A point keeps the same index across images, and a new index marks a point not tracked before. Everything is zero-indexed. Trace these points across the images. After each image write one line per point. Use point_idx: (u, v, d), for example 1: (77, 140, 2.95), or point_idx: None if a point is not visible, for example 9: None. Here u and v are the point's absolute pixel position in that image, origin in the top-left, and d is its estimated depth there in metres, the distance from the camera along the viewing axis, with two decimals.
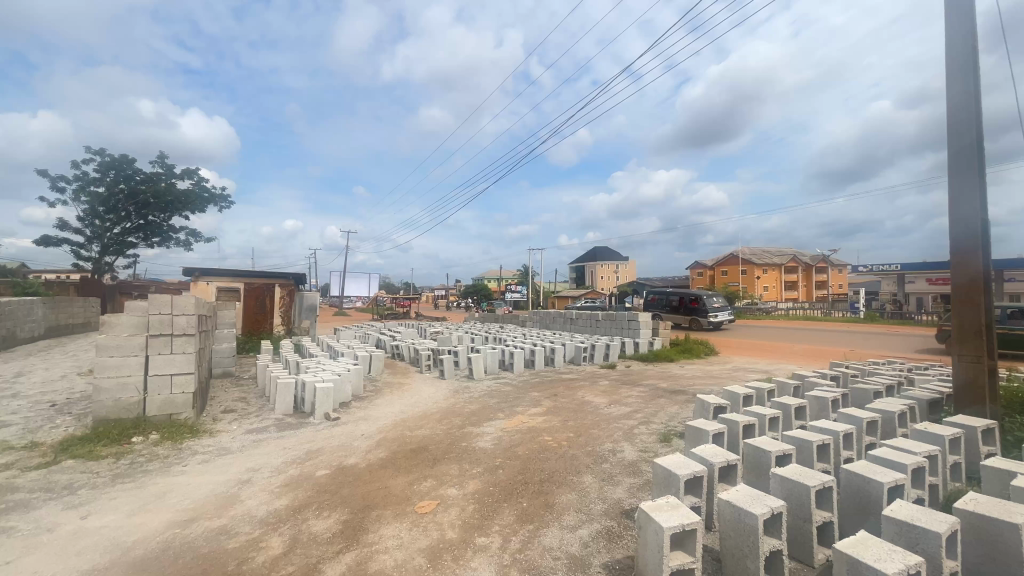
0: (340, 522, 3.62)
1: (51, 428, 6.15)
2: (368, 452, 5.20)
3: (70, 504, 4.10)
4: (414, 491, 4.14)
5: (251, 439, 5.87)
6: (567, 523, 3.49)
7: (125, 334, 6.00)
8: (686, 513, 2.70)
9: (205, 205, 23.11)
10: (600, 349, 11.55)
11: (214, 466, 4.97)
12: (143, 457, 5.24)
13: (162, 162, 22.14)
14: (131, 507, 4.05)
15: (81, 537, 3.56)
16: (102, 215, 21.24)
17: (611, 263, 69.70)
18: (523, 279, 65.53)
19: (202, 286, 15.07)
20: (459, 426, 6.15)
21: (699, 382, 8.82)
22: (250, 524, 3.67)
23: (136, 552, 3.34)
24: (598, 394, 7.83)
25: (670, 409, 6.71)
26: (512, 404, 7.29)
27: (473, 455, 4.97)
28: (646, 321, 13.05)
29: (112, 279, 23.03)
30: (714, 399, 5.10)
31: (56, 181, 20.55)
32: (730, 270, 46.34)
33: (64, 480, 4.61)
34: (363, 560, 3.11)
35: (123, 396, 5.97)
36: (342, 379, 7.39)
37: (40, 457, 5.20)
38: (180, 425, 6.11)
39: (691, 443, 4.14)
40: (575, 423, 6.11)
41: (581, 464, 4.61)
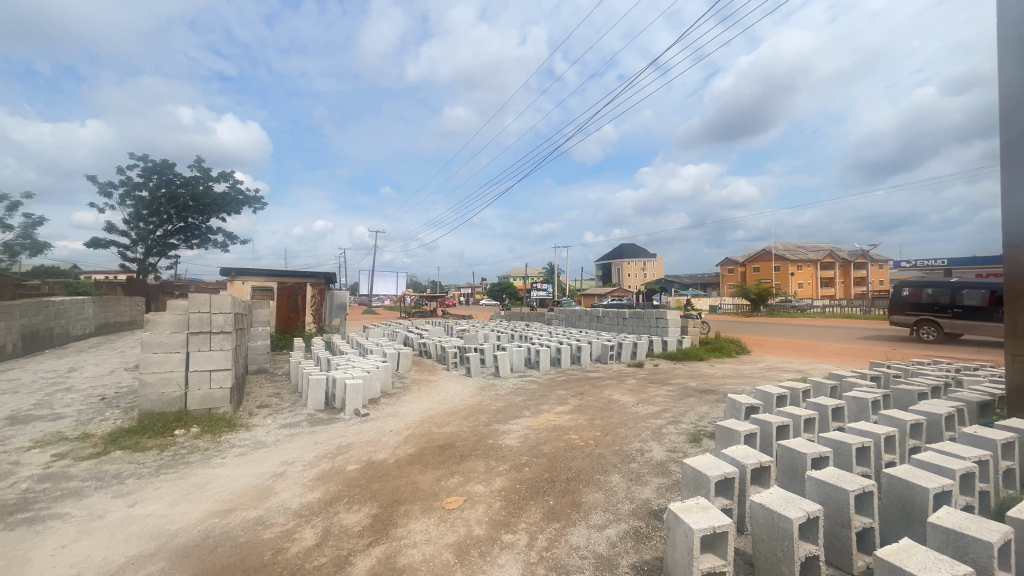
0: (370, 516, 3.70)
1: (102, 421, 6.50)
2: (396, 448, 5.29)
3: (118, 492, 4.33)
4: (441, 487, 4.18)
5: (285, 433, 6.06)
6: (593, 523, 3.46)
7: (168, 332, 6.27)
8: (716, 515, 2.65)
9: (239, 207, 23.97)
10: (628, 348, 11.40)
11: (250, 459, 5.15)
12: (184, 449, 5.47)
13: (200, 165, 23.06)
14: (174, 497, 4.24)
15: (128, 523, 3.76)
16: (146, 218, 22.23)
17: (639, 261, 68.88)
18: (548, 278, 65.34)
19: (239, 286, 15.59)
20: (485, 423, 6.19)
21: (729, 382, 8.59)
22: (283, 516, 3.79)
23: (179, 540, 3.49)
24: (625, 393, 7.74)
25: (700, 408, 6.56)
26: (539, 401, 7.28)
27: (499, 453, 5.00)
28: (674, 318, 12.78)
29: (155, 279, 24.11)
30: (746, 399, 4.96)
31: (103, 186, 21.64)
32: (763, 266, 44.91)
33: (112, 470, 4.86)
34: (392, 554, 3.16)
35: (166, 390, 6.26)
36: (372, 376, 7.54)
37: (91, 447, 5.50)
38: (219, 419, 6.36)
39: (722, 443, 4.04)
40: (602, 421, 6.05)
41: (608, 463, 4.56)
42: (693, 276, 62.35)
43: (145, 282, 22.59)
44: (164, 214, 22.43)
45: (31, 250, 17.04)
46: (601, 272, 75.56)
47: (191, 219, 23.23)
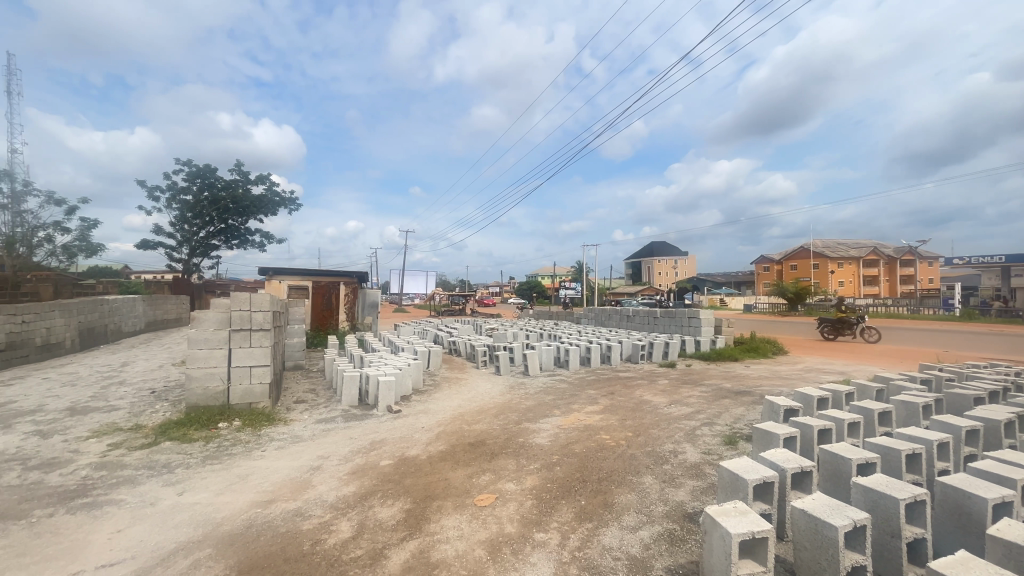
0: (404, 511, 3.77)
1: (152, 413, 6.85)
2: (429, 444, 5.37)
3: (168, 481, 4.56)
4: (473, 484, 4.22)
5: (321, 428, 6.25)
6: (626, 523, 3.43)
7: (212, 329, 6.54)
8: (756, 520, 2.58)
9: (276, 209, 24.87)
10: (660, 347, 11.22)
11: (289, 453, 5.33)
12: (227, 441, 5.72)
13: (239, 169, 24.02)
14: (219, 487, 4.44)
15: (177, 511, 3.94)
16: (190, 220, 23.26)
17: (670, 259, 67.59)
18: (576, 277, 64.97)
19: (276, 285, 16.24)
20: (516, 422, 6.21)
21: (766, 383, 8.32)
22: (321, 508, 3.91)
23: (224, 528, 3.65)
24: (657, 394, 7.61)
25: (736, 410, 6.39)
26: (569, 401, 7.25)
27: (530, 451, 5.00)
28: (708, 318, 12.46)
29: (199, 279, 25.21)
30: (784, 401, 4.79)
31: (151, 191, 22.80)
32: (801, 264, 43.28)
33: (162, 460, 5.13)
34: (425, 549, 3.22)
35: (210, 384, 6.54)
36: (404, 373, 7.67)
37: (143, 438, 5.81)
38: (259, 413, 6.61)
39: (759, 446, 3.93)
40: (634, 422, 5.97)
41: (640, 464, 4.50)
42: (727, 275, 60.79)
43: (189, 281, 23.63)
44: (207, 216, 23.41)
45: (86, 251, 18.07)
46: (631, 271, 74.57)
47: (231, 220, 24.19)
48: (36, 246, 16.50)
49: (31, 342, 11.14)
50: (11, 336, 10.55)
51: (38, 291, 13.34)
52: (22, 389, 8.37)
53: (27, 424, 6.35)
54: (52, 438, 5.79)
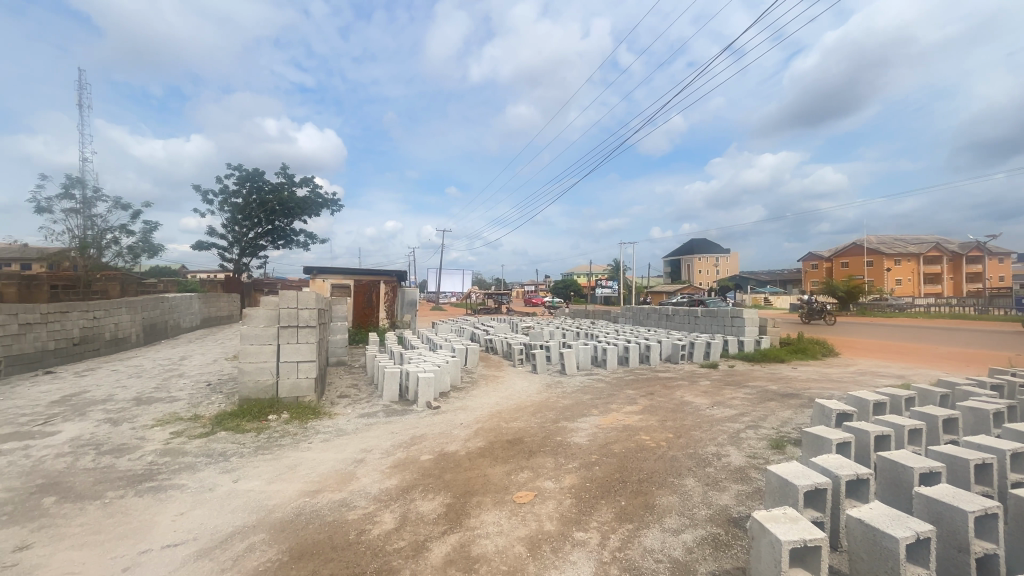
0: (445, 505, 3.84)
1: (208, 404, 7.26)
2: (468, 441, 5.44)
3: (225, 468, 4.83)
4: (511, 481, 4.25)
5: (364, 422, 6.45)
6: (668, 526, 3.37)
7: (262, 325, 6.86)
8: (807, 528, 2.48)
9: (319, 210, 25.87)
10: (701, 347, 10.91)
11: (334, 445, 5.53)
12: (277, 433, 5.99)
13: (285, 172, 25.12)
14: (270, 476, 4.66)
15: (233, 497, 4.17)
16: (240, 223, 24.45)
17: (711, 257, 65.62)
18: (613, 275, 64.08)
19: (319, 284, 16.93)
20: (553, 420, 6.20)
21: (815, 386, 7.94)
22: (365, 500, 4.04)
23: (276, 515, 3.83)
24: (698, 395, 7.41)
25: (783, 413, 6.13)
26: (607, 400, 7.17)
27: (568, 450, 4.98)
28: (752, 318, 12.00)
29: (248, 278, 26.48)
30: (837, 404, 4.57)
31: (205, 195, 24.14)
32: (853, 262, 41.07)
33: (218, 448, 5.43)
34: (466, 543, 3.27)
35: (261, 378, 6.87)
36: (442, 370, 7.80)
37: (201, 427, 6.17)
38: (305, 407, 6.88)
39: (810, 451, 3.77)
40: (675, 423, 5.84)
41: (682, 466, 4.41)
42: (773, 273, 58.34)
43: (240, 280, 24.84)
44: (256, 218, 24.55)
45: (148, 252, 19.32)
46: (670, 269, 72.83)
47: (278, 222, 25.28)
48: (106, 247, 17.81)
49: (101, 336, 12.02)
50: (84, 331, 11.40)
51: (107, 290, 14.36)
52: (95, 379, 9.08)
53: (99, 412, 6.87)
54: (121, 425, 6.24)
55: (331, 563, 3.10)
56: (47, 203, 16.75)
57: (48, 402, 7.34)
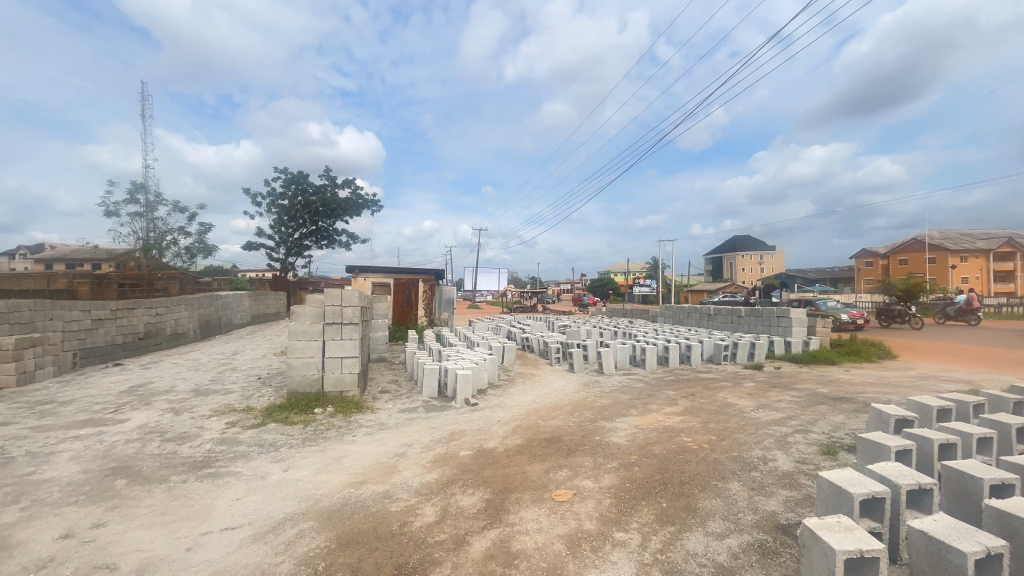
0: (484, 500, 3.89)
1: (260, 397, 7.64)
2: (506, 438, 5.48)
3: (276, 458, 5.08)
4: (550, 479, 4.26)
5: (405, 417, 6.62)
6: (712, 529, 3.29)
7: (308, 322, 7.15)
8: (865, 538, 2.36)
9: (360, 211, 26.68)
10: (745, 348, 10.55)
11: (377, 439, 5.71)
12: (323, 425, 6.24)
13: (328, 175, 26.08)
14: (318, 466, 4.87)
15: (284, 485, 4.38)
16: (286, 224, 25.49)
17: (755, 254, 63.18)
18: (651, 274, 62.76)
19: (361, 282, 17.46)
20: (591, 419, 6.16)
21: (870, 390, 7.52)
22: (407, 492, 4.15)
23: (324, 504, 4.00)
24: (742, 397, 7.18)
25: (835, 418, 5.84)
26: (647, 401, 7.05)
27: (607, 450, 4.94)
28: (800, 318, 11.48)
29: (294, 276, 27.57)
30: (896, 410, 4.33)
31: (255, 197, 25.36)
32: (913, 259, 38.70)
33: (270, 439, 5.71)
34: (506, 538, 3.30)
35: (307, 372, 7.16)
36: (480, 367, 7.90)
37: (253, 419, 6.50)
38: (349, 401, 7.12)
39: (866, 458, 3.59)
40: (718, 425, 5.69)
41: (726, 469, 4.29)
42: (822, 271, 55.56)
43: (286, 279, 25.92)
44: (301, 219, 25.56)
45: (203, 252, 20.49)
46: (711, 266, 70.66)
47: (321, 222, 26.20)
48: (166, 248, 19.07)
49: (162, 331, 12.85)
50: (148, 326, 12.23)
51: (167, 288, 15.35)
52: (159, 372, 9.73)
53: (163, 402, 7.37)
54: (182, 415, 6.68)
55: (376, 552, 3.21)
56: (115, 207, 18.11)
57: (118, 392, 7.92)
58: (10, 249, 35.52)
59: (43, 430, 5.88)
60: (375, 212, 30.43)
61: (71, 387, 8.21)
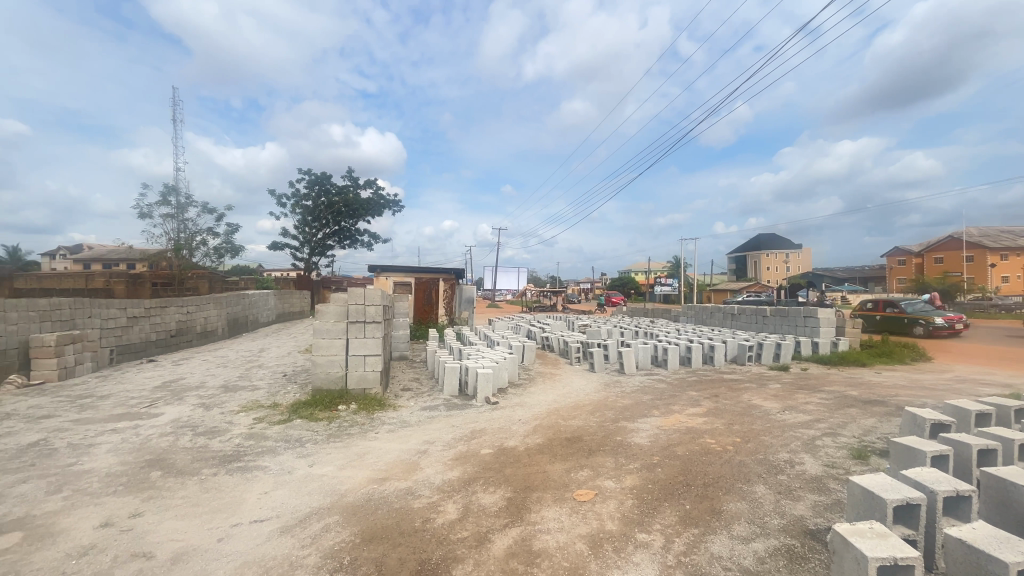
0: (505, 499, 3.91)
1: (286, 393, 7.82)
2: (526, 437, 5.49)
3: (301, 453, 5.19)
4: (571, 478, 4.25)
5: (426, 415, 6.69)
6: (737, 533, 3.23)
7: (332, 321, 7.29)
8: (898, 545, 2.30)
9: (381, 211, 27.04)
10: (771, 349, 10.31)
11: (399, 436, 5.78)
12: (347, 422, 6.36)
13: (350, 176, 26.53)
14: (342, 462, 4.96)
15: (309, 480, 4.48)
16: (310, 224, 25.97)
17: (781, 253, 61.69)
18: (673, 273, 61.86)
19: (383, 281, 17.70)
20: (612, 420, 6.12)
21: (903, 393, 7.28)
22: (429, 489, 4.20)
23: (348, 499, 4.07)
24: (767, 399, 7.03)
25: (866, 421, 5.67)
26: (669, 401, 6.97)
27: (629, 450, 4.90)
28: (828, 318, 11.16)
29: (318, 276, 28.10)
30: (931, 413, 4.18)
31: (280, 198, 25.96)
32: (949, 257, 37.21)
33: (295, 435, 5.84)
34: (527, 537, 3.31)
35: (331, 370, 7.30)
36: (500, 366, 7.93)
37: (279, 415, 6.66)
38: (372, 398, 7.24)
39: (900, 463, 3.47)
40: (743, 427, 5.58)
41: (751, 472, 4.21)
42: (851, 270, 53.93)
43: (310, 278, 26.44)
44: (324, 219, 26.03)
45: (231, 252, 21.07)
46: (735, 265, 69.24)
47: (344, 222, 26.65)
48: (196, 248, 19.66)
49: (193, 329, 13.26)
50: (179, 324, 12.65)
51: (197, 287, 15.84)
52: (190, 368, 10.04)
53: (194, 397, 7.61)
54: (212, 410, 6.89)
55: (399, 548, 3.25)
56: (148, 209, 18.77)
57: (152, 387, 8.22)
58: (52, 249, 37.21)
59: (83, 422, 6.15)
60: (396, 212, 30.80)
61: (108, 382, 8.55)
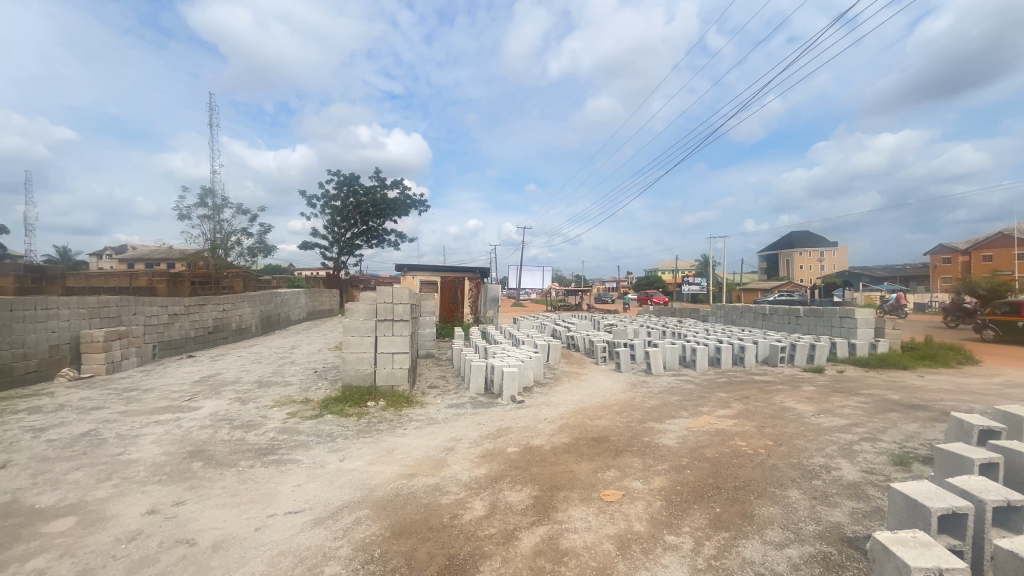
0: (532, 497, 3.92)
1: (317, 389, 8.05)
2: (553, 436, 5.50)
3: (332, 448, 5.33)
4: (598, 478, 4.23)
5: (453, 412, 6.77)
6: (770, 538, 3.16)
7: (362, 318, 7.43)
8: (943, 555, 2.20)
9: (408, 210, 27.44)
10: (804, 350, 9.99)
11: (426, 433, 5.88)
12: (376, 418, 6.49)
13: (378, 176, 27.02)
14: (371, 457, 5.07)
15: (341, 474, 4.60)
16: (339, 224, 26.53)
17: (816, 251, 59.62)
18: (702, 272, 60.61)
19: (410, 280, 17.95)
20: (639, 420, 6.06)
21: (948, 398, 6.94)
22: (456, 486, 4.25)
23: (378, 493, 4.16)
24: (801, 401, 6.82)
25: (908, 427, 5.44)
26: (697, 402, 6.86)
27: (657, 451, 4.84)
28: (866, 318, 10.74)
29: (347, 275, 28.73)
30: (980, 420, 3.97)
31: (310, 199, 26.66)
32: (999, 254, 35.24)
33: (326, 430, 6.00)
34: (554, 536, 3.32)
35: (361, 367, 7.45)
36: (526, 364, 7.95)
37: (312, 410, 6.86)
38: (400, 395, 7.36)
39: (945, 471, 3.33)
40: (775, 430, 5.44)
41: (784, 476, 4.10)
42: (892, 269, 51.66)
43: (340, 277, 27.06)
44: (353, 219, 26.62)
45: (264, 252, 21.77)
46: (766, 264, 67.25)
47: (371, 222, 27.17)
48: (231, 248, 20.41)
49: (228, 326, 13.77)
50: (216, 321, 13.15)
51: (232, 285, 16.43)
52: (226, 364, 10.43)
53: (230, 391, 7.90)
54: (248, 404, 7.14)
55: (428, 542, 3.31)
56: (187, 210, 19.61)
57: (192, 381, 8.59)
58: (100, 249, 39.32)
59: (130, 413, 6.48)
60: (422, 212, 31.19)
61: (152, 376, 8.98)
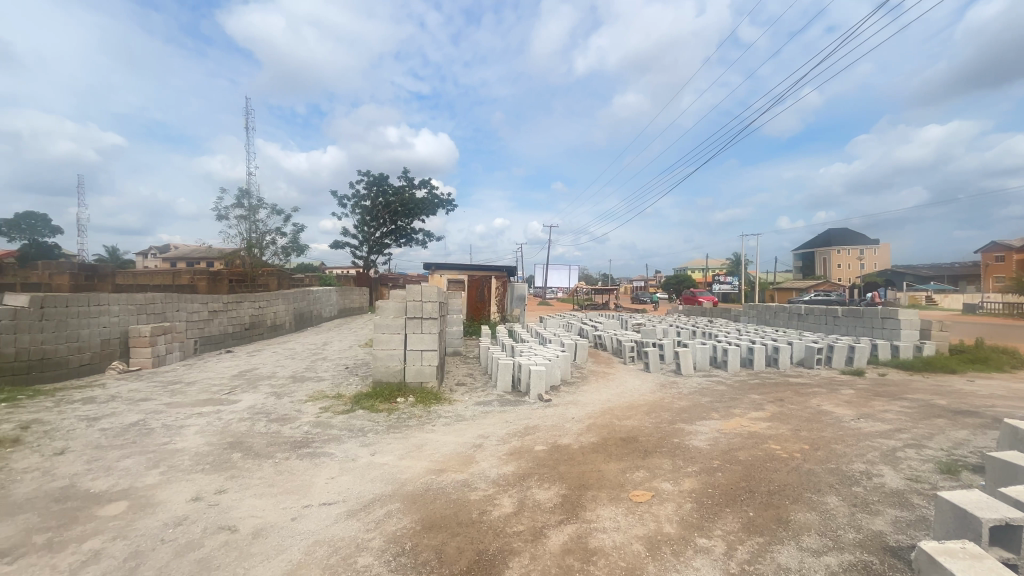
0: (560, 495, 3.93)
1: (349, 385, 8.25)
2: (581, 435, 5.48)
3: (363, 442, 5.46)
4: (627, 479, 4.19)
5: (480, 410, 6.83)
6: (807, 545, 3.07)
7: (392, 316, 7.56)
8: (995, 567, 2.10)
9: (436, 210, 27.75)
10: (843, 352, 9.64)
11: (455, 429, 5.95)
12: (405, 414, 6.61)
13: (406, 176, 27.44)
14: (401, 452, 5.17)
15: (372, 468, 4.71)
16: (368, 223, 27.08)
17: (856, 249, 57.21)
18: (734, 271, 59.01)
19: (438, 278, 18.16)
20: (669, 421, 5.96)
21: (1001, 404, 6.57)
22: (485, 482, 4.29)
23: (408, 487, 4.25)
24: (839, 405, 6.57)
25: (956, 433, 5.17)
26: (729, 404, 6.70)
27: (687, 453, 4.76)
28: (911, 319, 10.26)
29: (376, 273, 29.30)
30: None
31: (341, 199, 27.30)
32: None
33: (358, 424, 6.15)
34: (583, 534, 3.32)
35: (391, 363, 7.60)
36: (553, 363, 7.94)
37: (343, 405, 7.04)
38: (428, 392, 7.47)
39: (998, 480, 3.16)
40: (811, 434, 5.26)
41: (821, 481, 3.97)
42: (938, 267, 49.06)
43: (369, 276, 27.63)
44: (382, 219, 27.11)
45: (297, 251, 22.45)
46: (802, 262, 64.99)
47: (400, 222, 27.61)
48: (266, 247, 21.15)
49: (264, 323, 14.26)
50: (252, 318, 13.66)
51: (268, 283, 17.02)
52: (262, 359, 10.81)
53: (267, 386, 8.19)
54: (282, 398, 7.38)
55: (457, 537, 3.36)
56: (225, 211, 20.44)
57: (231, 375, 8.94)
58: (146, 249, 41.42)
59: (174, 405, 6.81)
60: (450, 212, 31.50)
61: (194, 369, 9.39)
